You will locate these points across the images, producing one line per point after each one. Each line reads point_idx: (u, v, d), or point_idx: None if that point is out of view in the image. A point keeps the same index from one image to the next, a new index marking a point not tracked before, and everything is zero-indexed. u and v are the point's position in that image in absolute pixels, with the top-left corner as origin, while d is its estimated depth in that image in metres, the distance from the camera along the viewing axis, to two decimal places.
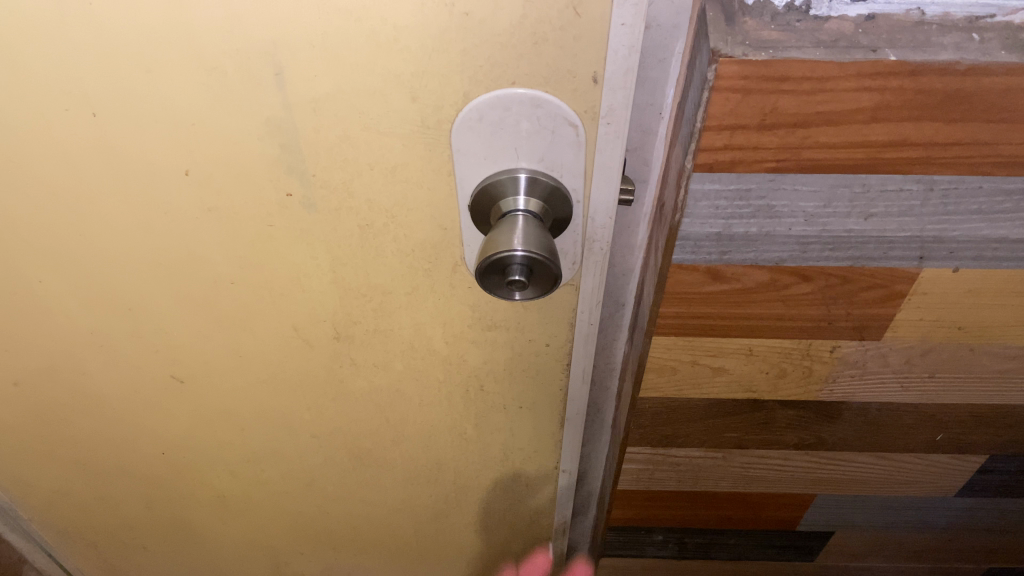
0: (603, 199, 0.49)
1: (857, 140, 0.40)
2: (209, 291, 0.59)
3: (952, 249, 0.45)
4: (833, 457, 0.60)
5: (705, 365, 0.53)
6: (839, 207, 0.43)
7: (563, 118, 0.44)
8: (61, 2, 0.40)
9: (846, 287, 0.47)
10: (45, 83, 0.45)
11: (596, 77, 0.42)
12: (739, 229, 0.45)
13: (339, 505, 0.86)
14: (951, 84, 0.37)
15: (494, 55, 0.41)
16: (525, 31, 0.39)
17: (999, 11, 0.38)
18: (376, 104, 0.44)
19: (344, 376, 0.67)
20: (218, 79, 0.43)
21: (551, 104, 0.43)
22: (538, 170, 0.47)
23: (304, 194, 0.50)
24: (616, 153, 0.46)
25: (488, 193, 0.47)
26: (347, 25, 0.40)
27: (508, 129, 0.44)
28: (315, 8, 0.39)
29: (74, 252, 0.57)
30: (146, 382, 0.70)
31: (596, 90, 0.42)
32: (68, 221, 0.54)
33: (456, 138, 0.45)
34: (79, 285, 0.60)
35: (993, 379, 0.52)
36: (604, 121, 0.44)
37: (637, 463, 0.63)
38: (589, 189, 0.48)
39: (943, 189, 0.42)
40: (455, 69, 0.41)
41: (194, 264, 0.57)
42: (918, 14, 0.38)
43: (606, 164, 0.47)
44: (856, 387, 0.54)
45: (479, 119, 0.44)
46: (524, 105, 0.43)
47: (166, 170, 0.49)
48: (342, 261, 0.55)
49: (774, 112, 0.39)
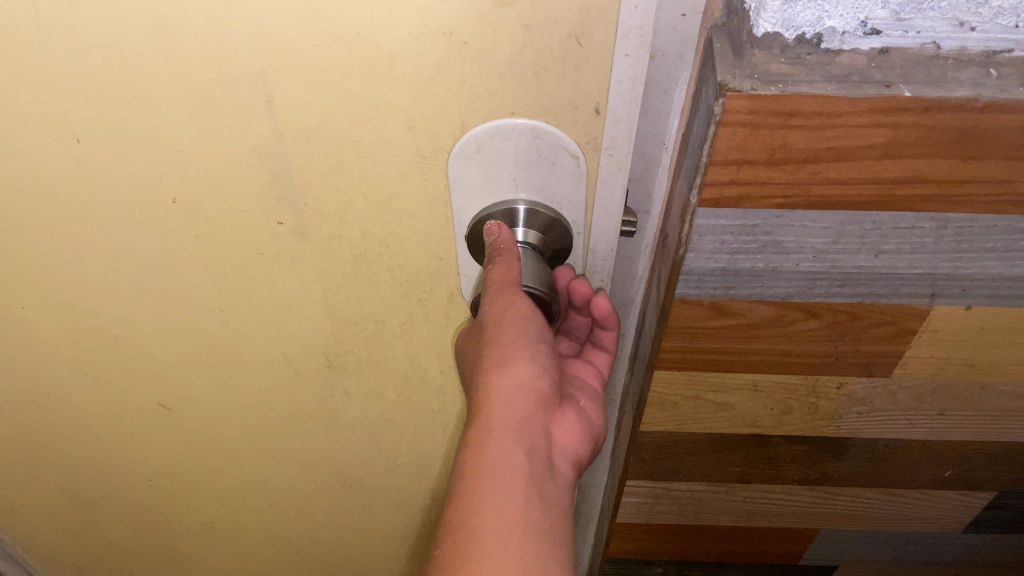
0: (605, 230, 0.48)
1: (869, 176, 0.38)
2: (198, 319, 0.57)
3: (965, 287, 0.43)
4: (838, 492, 0.58)
5: (708, 400, 0.52)
6: (849, 244, 0.42)
7: (564, 149, 0.42)
8: (42, 28, 0.39)
9: (855, 323, 0.46)
10: (27, 108, 0.43)
11: (598, 108, 0.40)
12: (744, 265, 0.43)
13: (332, 532, 0.84)
14: (967, 121, 0.36)
15: (493, 84, 0.39)
16: (526, 61, 0.38)
17: (1017, 46, 0.36)
18: (370, 135, 0.42)
19: (336, 404, 0.65)
20: (206, 106, 0.42)
21: (551, 135, 0.42)
22: (538, 202, 0.45)
23: (296, 222, 0.48)
24: (618, 185, 0.44)
25: (486, 224, 0.46)
26: (340, 54, 0.38)
27: (507, 159, 0.43)
28: (308, 35, 0.37)
29: (58, 277, 0.55)
30: (132, 408, 0.68)
31: (598, 120, 0.41)
32: (51, 248, 0.52)
33: (453, 169, 0.43)
34: (63, 311, 0.58)
35: (1004, 417, 0.51)
36: (606, 153, 0.43)
37: (637, 496, 0.61)
38: (589, 220, 0.47)
39: (957, 227, 0.40)
40: (451, 99, 0.40)
41: (184, 291, 0.55)
42: (933, 48, 0.36)
43: (607, 196, 0.45)
44: (862, 424, 0.52)
45: (477, 149, 0.42)
46: (523, 136, 0.42)
47: (153, 196, 0.48)
48: (334, 289, 0.53)
49: (783, 147, 0.37)
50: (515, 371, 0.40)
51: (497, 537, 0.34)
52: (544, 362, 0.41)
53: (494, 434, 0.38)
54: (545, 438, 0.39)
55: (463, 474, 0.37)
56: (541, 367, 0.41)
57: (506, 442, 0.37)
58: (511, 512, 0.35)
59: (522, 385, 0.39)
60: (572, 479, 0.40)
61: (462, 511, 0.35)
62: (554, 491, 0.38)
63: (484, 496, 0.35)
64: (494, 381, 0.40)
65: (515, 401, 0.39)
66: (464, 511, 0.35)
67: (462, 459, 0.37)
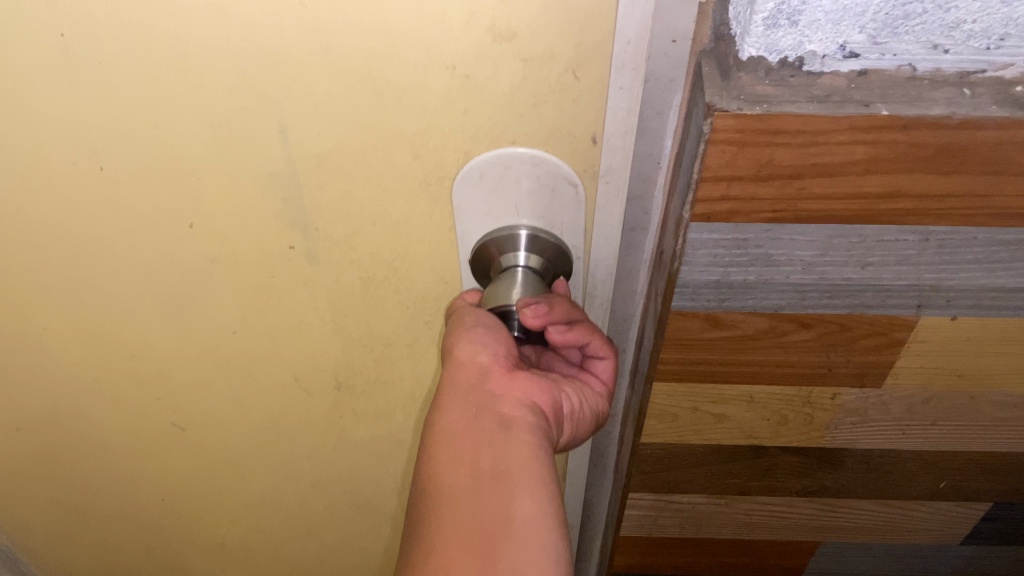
0: (604, 255, 0.50)
1: (853, 191, 0.40)
2: (214, 339, 0.60)
3: (950, 298, 0.45)
4: (837, 504, 0.60)
5: (706, 411, 0.53)
6: (836, 256, 0.44)
7: (563, 176, 0.45)
8: (74, 63, 0.41)
9: (846, 334, 0.47)
10: (57, 137, 0.46)
11: (595, 138, 0.43)
12: (737, 277, 0.45)
13: (342, 552, 0.85)
14: (943, 138, 0.38)
15: (497, 115, 0.42)
16: (526, 93, 0.40)
17: (989, 67, 0.38)
18: (381, 161, 0.44)
19: (345, 426, 0.67)
20: (231, 132, 0.44)
21: (552, 163, 0.44)
22: (540, 227, 0.48)
23: (306, 246, 0.51)
24: (615, 210, 0.47)
25: (489, 248, 0.49)
26: (356, 85, 0.41)
27: (509, 185, 0.45)
28: (322, 67, 0.40)
29: (81, 298, 0.57)
30: (147, 428, 0.70)
31: (596, 148, 0.43)
32: (76, 270, 0.55)
33: (458, 195, 0.46)
34: (84, 330, 0.60)
35: (995, 427, 0.52)
36: (603, 180, 0.45)
37: (640, 510, 0.62)
38: (590, 246, 0.49)
39: (939, 240, 0.42)
40: (456, 129, 0.42)
41: (200, 311, 0.57)
42: (910, 69, 0.38)
43: (605, 222, 0.48)
44: (857, 434, 0.53)
45: (480, 176, 0.45)
46: (521, 161, 0.44)
47: (173, 219, 0.50)
48: (343, 311, 0.55)
49: (770, 164, 0.39)
50: (461, 352, 0.45)
51: (448, 491, 0.39)
52: (488, 337, 0.46)
53: (443, 413, 0.43)
54: (494, 400, 0.43)
55: (428, 450, 0.43)
56: (486, 342, 0.45)
57: (450, 414, 0.43)
58: (459, 466, 0.40)
59: (464, 363, 0.45)
60: (538, 424, 0.43)
61: (427, 476, 0.41)
62: (512, 438, 0.42)
63: (437, 461, 0.41)
64: (448, 369, 0.45)
65: (462, 378, 0.44)
66: (428, 479, 0.41)
67: (425, 438, 0.44)
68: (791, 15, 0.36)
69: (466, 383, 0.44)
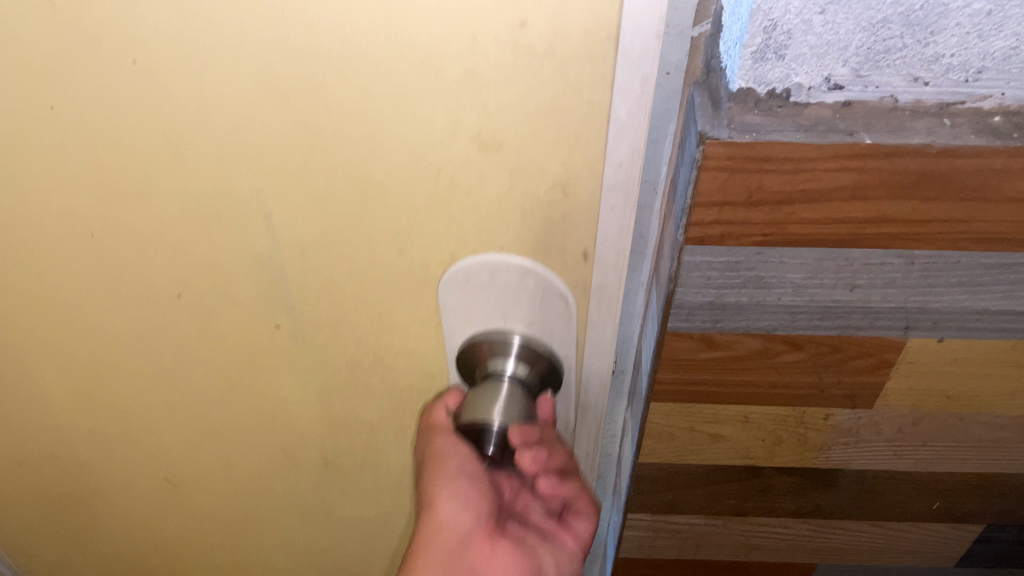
0: (594, 362, 0.57)
1: (839, 216, 0.42)
2: (224, 363, 0.62)
3: (936, 320, 0.46)
4: (833, 525, 0.60)
5: (702, 431, 0.55)
6: (825, 278, 0.45)
7: (555, 289, 0.51)
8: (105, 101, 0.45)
9: (836, 355, 0.49)
10: (86, 170, 0.49)
11: (586, 253, 0.48)
12: (730, 299, 0.47)
13: (347, 567, 0.87)
14: (924, 165, 0.40)
15: (488, 169, 0.44)
16: (515, 205, 0.46)
17: (969, 98, 0.40)
18: (381, 205, 0.47)
19: (349, 445, 0.69)
20: (245, 182, 0.48)
21: (545, 274, 0.50)
22: (531, 334, 0.54)
23: (291, 328, 0.57)
24: (604, 323, 0.53)
25: (480, 345, 0.55)
26: (359, 140, 0.44)
27: (500, 286, 0.51)
28: (330, 112, 0.43)
29: (102, 321, 0.60)
30: (159, 446, 0.72)
31: (586, 264, 0.49)
32: (96, 293, 0.58)
33: (443, 292, 0.52)
34: (103, 350, 0.63)
35: (985, 448, 0.53)
36: (595, 294, 0.51)
37: (638, 530, 0.63)
38: (581, 356, 0.56)
39: (923, 263, 0.44)
40: (443, 234, 0.48)
41: (213, 336, 0.60)
42: (892, 100, 0.40)
43: (596, 334, 0.54)
44: (850, 455, 0.55)
45: (466, 277, 0.51)
46: (510, 271, 0.50)
47: (188, 252, 0.53)
48: (326, 394, 0.63)
49: (760, 190, 0.41)
50: (442, 506, 0.57)
51: None
52: (466, 496, 0.58)
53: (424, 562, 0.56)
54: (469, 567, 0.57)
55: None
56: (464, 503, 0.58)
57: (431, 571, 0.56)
58: None
59: (446, 519, 0.57)
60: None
61: None
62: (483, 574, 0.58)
63: None
64: (433, 518, 0.58)
65: (445, 531, 0.57)
66: None
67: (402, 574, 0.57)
68: (777, 49, 0.38)
69: (446, 537, 0.57)
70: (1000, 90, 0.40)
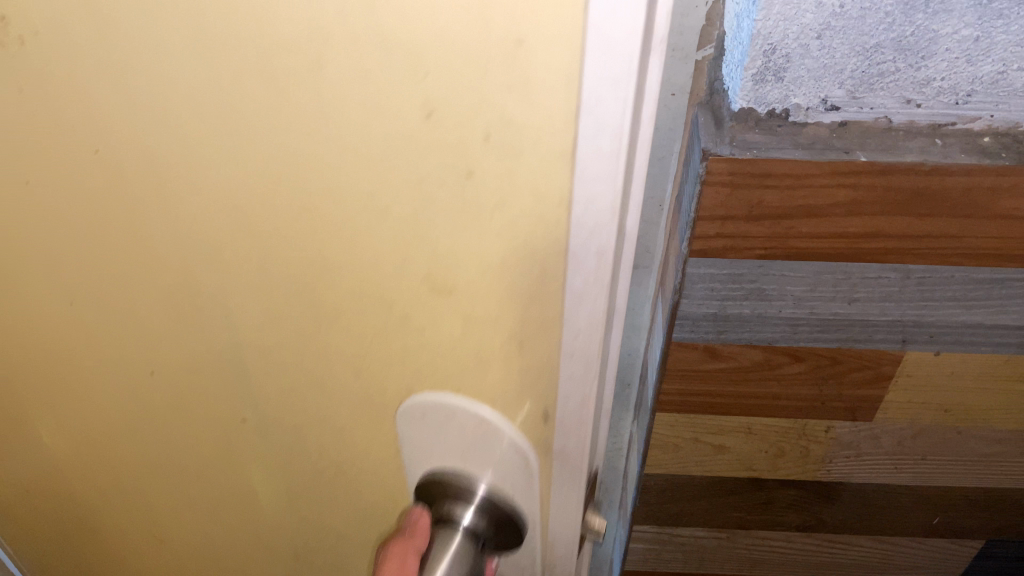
0: (562, 518, 0.48)
1: (837, 231, 0.44)
2: (184, 458, 0.57)
3: (931, 333, 0.48)
4: (835, 540, 0.62)
5: (706, 443, 0.56)
6: (824, 291, 0.47)
7: (513, 445, 0.42)
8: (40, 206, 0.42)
9: (836, 367, 0.51)
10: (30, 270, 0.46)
11: (546, 414, 0.41)
12: (733, 310, 0.49)
13: None
14: (917, 183, 0.42)
15: (435, 324, 0.37)
16: (471, 346, 0.38)
17: (959, 120, 0.42)
18: (322, 332, 0.41)
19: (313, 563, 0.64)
20: (175, 255, 0.41)
21: (499, 432, 0.41)
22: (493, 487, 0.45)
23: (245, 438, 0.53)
24: (573, 476, 0.44)
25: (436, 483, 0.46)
26: (287, 271, 0.38)
27: (454, 432, 0.43)
28: (251, 244, 0.38)
29: (63, 409, 0.57)
30: (127, 531, 0.69)
31: (546, 425, 0.41)
32: (39, 355, 0.53)
33: (400, 424, 0.44)
34: (67, 435, 0.59)
35: (982, 462, 0.55)
36: (558, 454, 0.43)
37: (644, 542, 0.64)
38: (546, 512, 0.47)
39: (919, 277, 0.46)
40: (389, 371, 0.41)
41: (167, 442, 0.56)
42: (886, 121, 0.43)
43: (562, 486, 0.45)
44: (852, 468, 0.56)
45: (421, 416, 0.43)
46: (466, 421, 0.41)
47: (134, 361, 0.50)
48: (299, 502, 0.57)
49: (761, 205, 0.43)
50: None
51: None
52: None
53: None
54: None
55: None
56: None
57: None
58: None
59: None
60: None
61: None
62: None
63: None
64: None
65: None
66: None
67: None
68: (777, 71, 0.40)
69: None
70: (989, 113, 0.42)
